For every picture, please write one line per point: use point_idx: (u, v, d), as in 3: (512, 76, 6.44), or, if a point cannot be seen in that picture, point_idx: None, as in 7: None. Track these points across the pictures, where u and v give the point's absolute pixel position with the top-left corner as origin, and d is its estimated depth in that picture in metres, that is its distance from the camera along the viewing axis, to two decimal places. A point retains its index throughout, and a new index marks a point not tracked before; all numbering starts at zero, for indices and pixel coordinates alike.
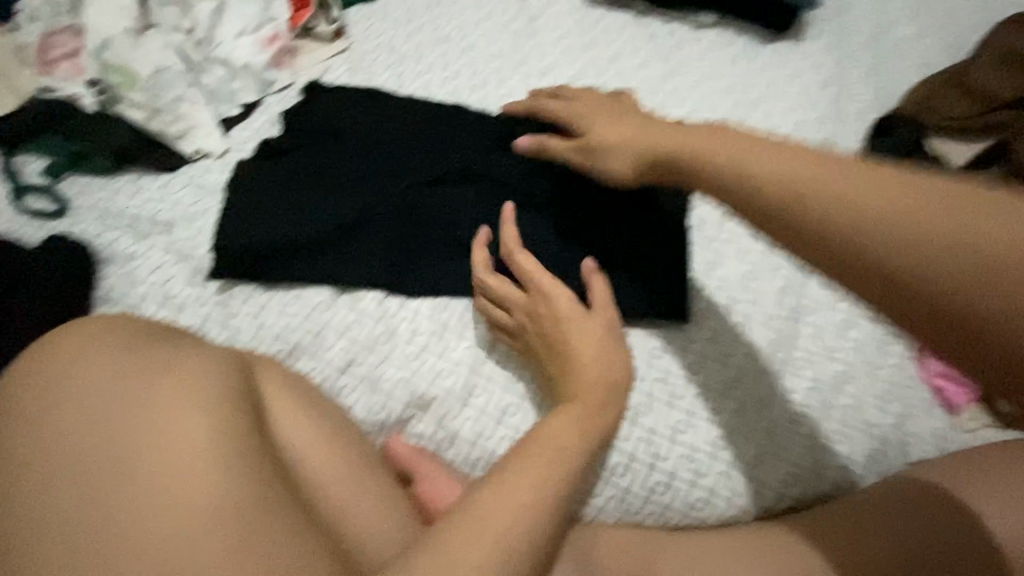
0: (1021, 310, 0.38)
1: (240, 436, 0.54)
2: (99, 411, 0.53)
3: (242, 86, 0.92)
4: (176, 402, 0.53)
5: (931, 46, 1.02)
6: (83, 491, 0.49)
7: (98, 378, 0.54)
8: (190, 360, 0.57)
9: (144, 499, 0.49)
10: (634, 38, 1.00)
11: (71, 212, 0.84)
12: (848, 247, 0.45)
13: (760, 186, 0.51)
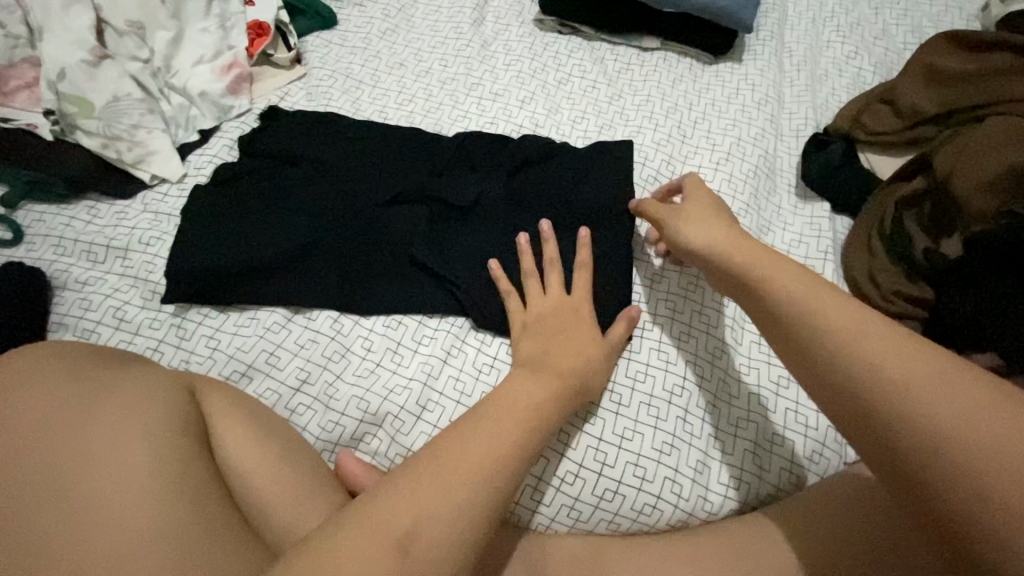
0: (968, 488, 0.44)
1: (182, 458, 0.55)
2: (38, 435, 0.53)
3: (200, 113, 0.95)
4: (117, 425, 0.54)
5: (862, 65, 1.08)
6: (16, 517, 0.49)
7: (38, 403, 0.55)
8: (135, 384, 0.58)
9: (77, 523, 0.49)
10: (582, 61, 1.04)
11: (27, 240, 0.85)
12: (843, 383, 0.52)
13: (783, 314, 0.59)
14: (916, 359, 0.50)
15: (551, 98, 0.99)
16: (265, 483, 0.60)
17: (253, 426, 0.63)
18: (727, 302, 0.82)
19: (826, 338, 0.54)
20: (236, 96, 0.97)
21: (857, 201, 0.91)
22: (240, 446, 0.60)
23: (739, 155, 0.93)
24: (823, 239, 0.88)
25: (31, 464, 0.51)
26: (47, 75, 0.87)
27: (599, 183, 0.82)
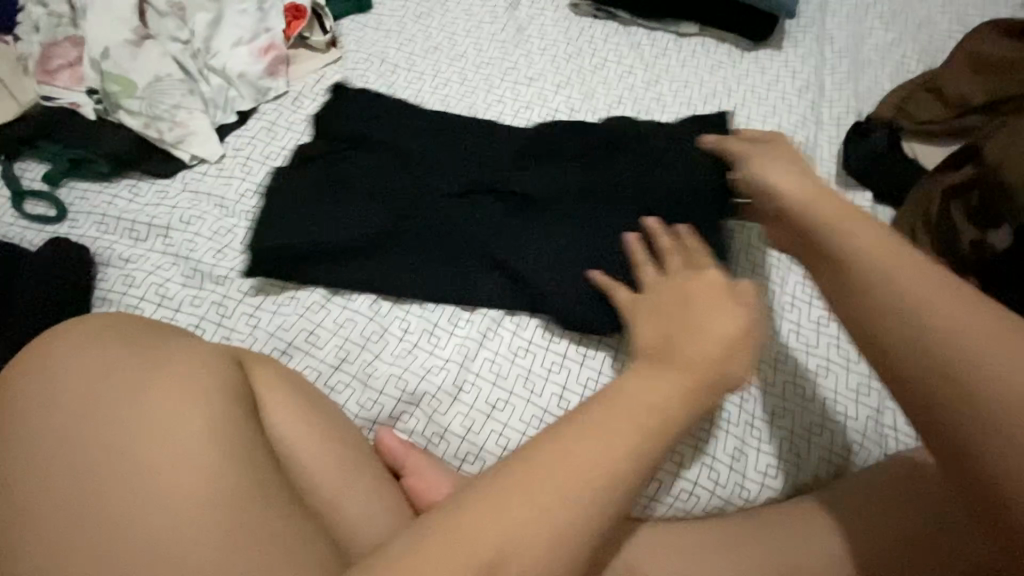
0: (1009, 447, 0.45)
1: (234, 428, 0.56)
2: (93, 405, 0.54)
3: (238, 94, 0.95)
4: (171, 394, 0.55)
5: (906, 52, 1.05)
6: (74, 484, 0.51)
7: (97, 372, 0.56)
8: (183, 355, 0.59)
9: (139, 489, 0.50)
10: (618, 46, 1.03)
11: (70, 216, 0.86)
12: (897, 338, 0.53)
13: (844, 266, 0.59)
14: (988, 328, 0.49)
15: (586, 83, 0.99)
16: (312, 456, 0.60)
17: (299, 400, 0.63)
18: (767, 291, 0.81)
19: (907, 308, 0.53)
20: (274, 78, 0.97)
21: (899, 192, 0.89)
22: (286, 419, 0.61)
23: None
24: None
25: (87, 433, 0.53)
26: (91, 56, 0.89)
27: (661, 175, 0.78)
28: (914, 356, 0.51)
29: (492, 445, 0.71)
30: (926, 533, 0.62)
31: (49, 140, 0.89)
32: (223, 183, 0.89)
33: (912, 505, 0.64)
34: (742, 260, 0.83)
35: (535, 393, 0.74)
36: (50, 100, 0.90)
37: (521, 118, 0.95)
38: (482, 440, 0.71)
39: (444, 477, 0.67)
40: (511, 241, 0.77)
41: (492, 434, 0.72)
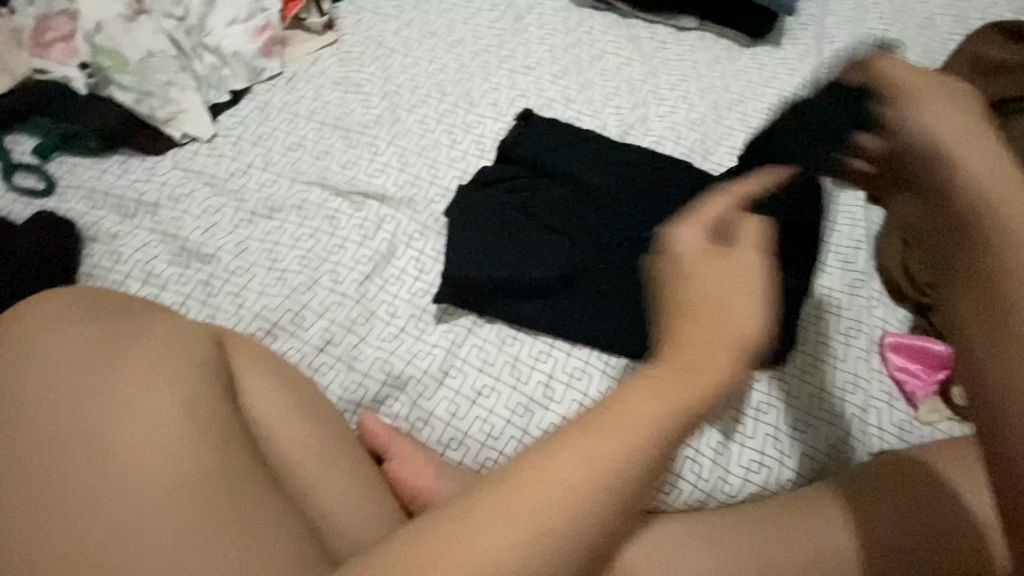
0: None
1: (213, 405, 0.55)
2: (66, 380, 0.54)
3: (232, 74, 0.94)
4: (150, 369, 0.54)
5: (905, 53, 1.05)
6: (43, 456, 0.51)
7: (76, 345, 0.56)
8: (159, 333, 0.58)
9: (114, 462, 0.50)
10: (617, 38, 1.02)
11: (59, 190, 0.85)
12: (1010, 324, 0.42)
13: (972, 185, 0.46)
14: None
15: (583, 73, 0.98)
16: (291, 436, 0.60)
17: (278, 381, 0.63)
18: None
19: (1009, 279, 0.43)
20: (269, 59, 0.96)
21: None
22: (264, 398, 0.60)
23: None
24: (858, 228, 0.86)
25: (58, 406, 0.52)
26: (85, 30, 0.89)
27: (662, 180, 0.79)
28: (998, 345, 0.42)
29: (476, 431, 0.71)
30: (887, 538, 0.61)
31: (39, 114, 0.89)
32: (213, 163, 0.88)
33: (884, 517, 0.62)
34: None
35: (520, 381, 0.73)
36: (41, 74, 0.89)
37: (517, 107, 0.94)
38: (467, 426, 0.71)
39: (426, 462, 0.67)
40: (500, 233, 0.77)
41: (476, 420, 0.72)
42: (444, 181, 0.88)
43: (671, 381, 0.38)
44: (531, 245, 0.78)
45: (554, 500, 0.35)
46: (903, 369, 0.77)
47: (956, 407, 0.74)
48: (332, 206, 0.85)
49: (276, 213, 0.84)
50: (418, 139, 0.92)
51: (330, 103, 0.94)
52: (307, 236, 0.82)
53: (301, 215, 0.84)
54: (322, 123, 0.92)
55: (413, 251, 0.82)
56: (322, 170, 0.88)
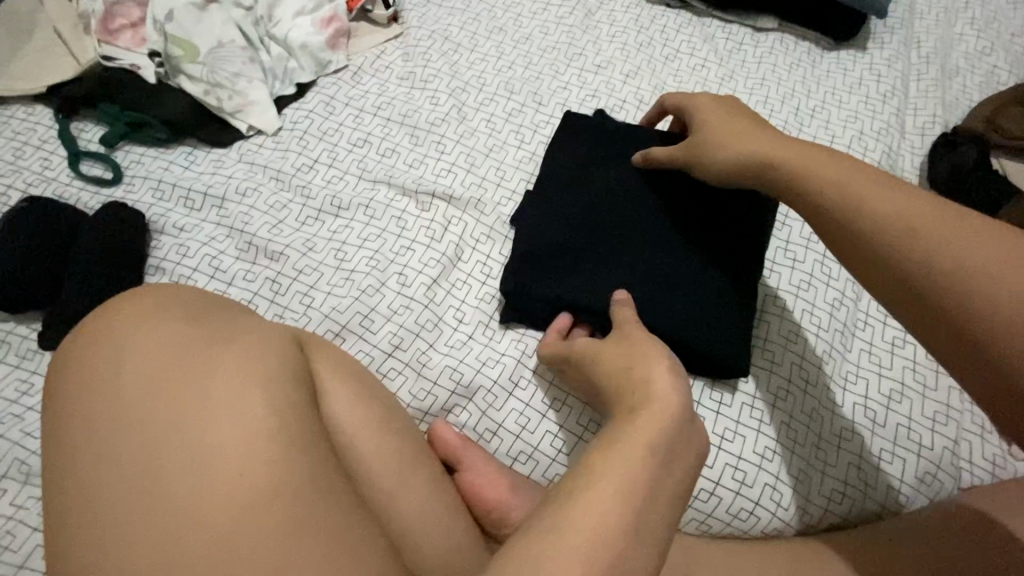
0: None
1: (297, 415, 0.54)
2: (154, 383, 0.53)
3: (298, 66, 0.93)
4: (236, 376, 0.53)
5: (998, 61, 0.99)
6: (131, 463, 0.49)
7: (161, 347, 0.54)
8: (243, 338, 0.57)
9: (203, 471, 0.49)
10: (692, 37, 0.98)
11: (126, 180, 0.85)
12: (957, 295, 0.47)
13: (861, 208, 0.54)
14: None
15: (657, 74, 0.94)
16: (373, 447, 0.58)
17: (360, 388, 0.61)
18: (841, 306, 0.77)
19: (953, 259, 0.48)
20: (335, 51, 0.94)
21: (989, 210, 0.83)
22: (344, 405, 0.59)
23: (861, 150, 0.87)
24: None
25: (147, 410, 0.51)
26: (155, 17, 0.87)
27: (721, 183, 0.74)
28: (963, 299, 0.47)
29: (546, 446, 0.69)
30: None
31: (106, 101, 0.88)
32: (279, 157, 0.87)
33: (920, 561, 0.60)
34: (816, 270, 0.79)
35: None
36: (109, 61, 0.88)
37: (587, 108, 0.91)
38: (536, 440, 0.69)
39: (498, 477, 0.65)
40: (584, 237, 0.73)
41: (547, 435, 0.69)
42: (511, 183, 0.85)
43: (961, 243, 0.48)
44: (612, 255, 0.72)
45: (617, 485, 0.39)
46: None
47: None
48: (399, 207, 0.83)
49: (343, 211, 0.82)
50: (486, 139, 0.89)
51: (396, 99, 0.92)
52: (374, 236, 0.80)
53: (368, 214, 0.82)
54: (388, 119, 0.90)
55: (481, 256, 0.80)
56: (389, 168, 0.86)
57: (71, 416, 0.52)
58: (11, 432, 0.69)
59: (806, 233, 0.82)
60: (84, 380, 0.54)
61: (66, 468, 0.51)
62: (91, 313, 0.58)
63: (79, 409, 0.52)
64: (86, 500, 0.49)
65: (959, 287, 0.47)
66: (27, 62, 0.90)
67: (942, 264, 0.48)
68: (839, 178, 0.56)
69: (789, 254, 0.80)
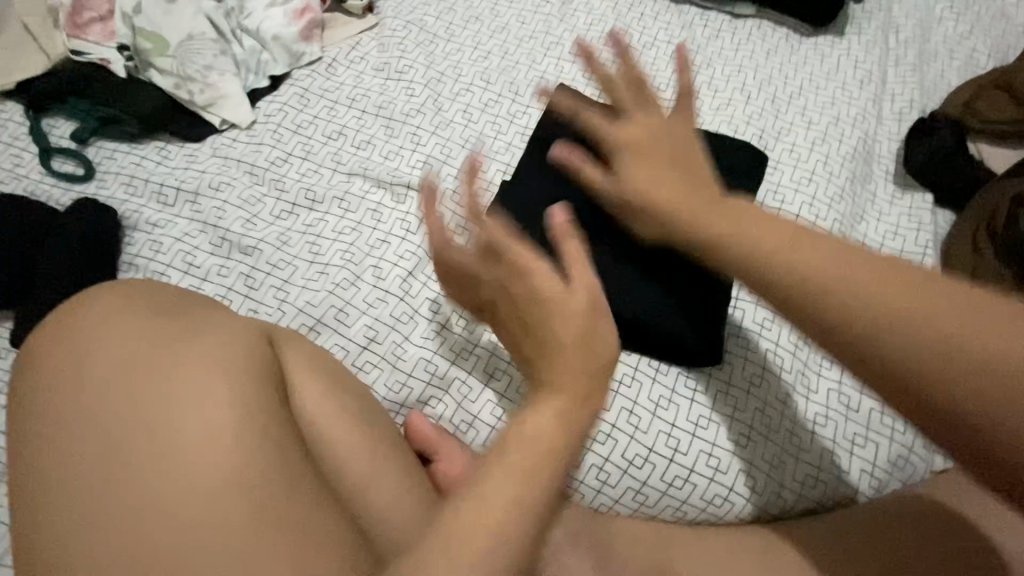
0: None
1: (266, 410, 0.54)
2: (122, 382, 0.52)
3: (272, 58, 0.91)
4: (203, 372, 0.53)
5: (976, 45, 0.98)
6: (96, 461, 0.49)
7: (127, 344, 0.54)
8: (209, 335, 0.56)
9: (169, 467, 0.49)
10: (669, 25, 0.97)
11: (98, 176, 0.84)
12: None
13: None
14: None
15: (634, 63, 0.94)
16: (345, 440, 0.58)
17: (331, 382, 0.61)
18: None
19: None
20: (309, 43, 0.93)
21: (964, 195, 0.83)
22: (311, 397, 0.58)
23: (838, 137, 0.86)
24: (922, 234, 0.82)
25: (116, 407, 0.51)
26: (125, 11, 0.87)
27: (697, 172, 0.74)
28: None
29: None
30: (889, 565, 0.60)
31: (77, 97, 0.87)
32: (253, 151, 0.86)
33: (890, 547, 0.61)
34: None
35: None
36: (79, 58, 0.87)
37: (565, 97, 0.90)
38: None
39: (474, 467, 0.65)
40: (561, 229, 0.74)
41: None
42: (487, 173, 0.85)
43: (830, 274, 0.43)
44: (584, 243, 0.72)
45: (519, 465, 0.42)
46: None
47: None
48: (375, 199, 0.82)
49: (318, 204, 0.82)
50: (462, 130, 0.88)
51: (371, 91, 0.91)
52: (349, 229, 0.80)
53: (343, 207, 0.81)
54: (363, 111, 0.89)
55: None
56: (364, 160, 0.85)
57: (38, 414, 0.52)
58: None
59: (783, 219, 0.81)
60: (50, 379, 0.53)
61: (32, 466, 0.51)
62: (57, 310, 0.58)
63: (46, 406, 0.52)
64: (53, 495, 0.49)
65: (880, 343, 0.40)
66: None
67: (870, 327, 0.40)
68: (705, 216, 0.51)
69: None
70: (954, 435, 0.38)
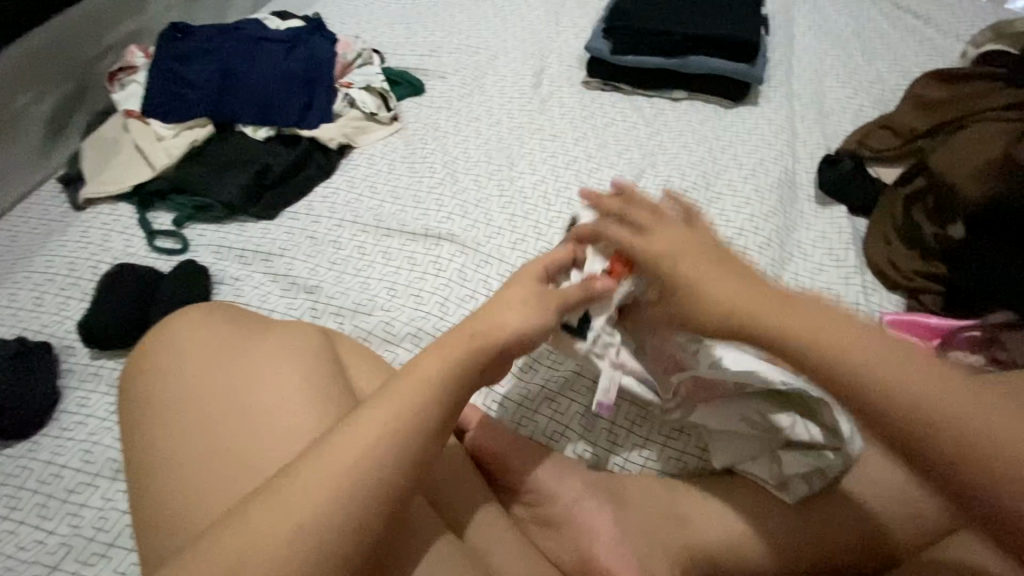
0: (963, 443, 0.54)
1: (331, 392, 0.61)
2: (188, 404, 0.60)
3: (328, 160, 1.20)
4: (275, 374, 0.61)
5: (866, 102, 1.26)
6: (209, 456, 0.56)
7: (249, 379, 0.61)
8: (276, 335, 0.66)
9: (260, 448, 0.56)
10: (623, 109, 1.27)
11: (191, 249, 1.08)
12: (952, 439, 0.55)
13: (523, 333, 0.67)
14: (909, 369, 0.58)
15: (600, 136, 1.21)
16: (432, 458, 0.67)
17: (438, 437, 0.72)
18: (768, 283, 0.96)
19: (921, 431, 0.56)
20: (349, 142, 1.23)
21: (869, 205, 1.06)
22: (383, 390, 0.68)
23: (763, 172, 1.11)
24: (844, 234, 1.03)
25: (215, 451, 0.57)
26: (193, 126, 1.21)
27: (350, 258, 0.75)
28: (930, 442, 0.55)
29: (547, 410, 0.85)
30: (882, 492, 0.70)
31: (180, 195, 1.14)
32: (313, 222, 1.10)
33: None
34: (742, 258, 0.98)
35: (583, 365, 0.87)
36: (191, 158, 1.19)
37: (549, 165, 1.16)
38: (536, 406, 0.85)
39: (506, 433, 0.77)
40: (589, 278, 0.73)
41: (543, 400, 0.85)
42: (495, 220, 1.07)
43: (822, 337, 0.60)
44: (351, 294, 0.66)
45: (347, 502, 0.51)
46: (900, 339, 0.90)
47: (957, 366, 0.86)
48: (410, 248, 1.04)
49: (367, 256, 1.04)
50: (474, 194, 1.12)
51: (400, 174, 1.17)
52: (392, 271, 1.01)
53: (386, 258, 1.03)
54: (394, 187, 1.14)
55: (482, 275, 0.99)
56: (399, 219, 1.08)
57: (174, 460, 0.57)
58: (104, 438, 0.85)
59: (729, 233, 1.02)
60: (146, 402, 0.62)
61: (171, 489, 0.56)
62: (154, 358, 0.64)
63: (185, 451, 0.57)
64: (142, 510, 0.57)
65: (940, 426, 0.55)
66: (113, 171, 1.18)
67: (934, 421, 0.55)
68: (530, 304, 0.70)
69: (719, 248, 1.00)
70: (927, 463, 0.56)
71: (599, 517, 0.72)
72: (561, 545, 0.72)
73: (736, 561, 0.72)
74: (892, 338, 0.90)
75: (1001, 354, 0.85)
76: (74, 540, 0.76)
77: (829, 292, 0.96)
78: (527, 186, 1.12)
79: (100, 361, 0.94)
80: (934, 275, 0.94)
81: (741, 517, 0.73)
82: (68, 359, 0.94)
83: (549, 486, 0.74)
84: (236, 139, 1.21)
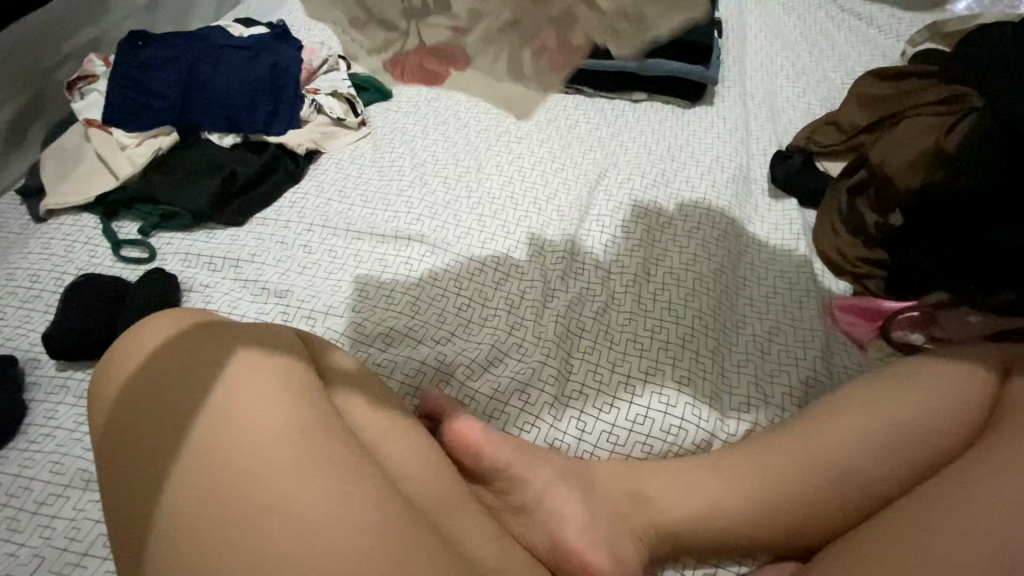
0: None
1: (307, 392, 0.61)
2: (157, 409, 0.59)
3: (298, 166, 1.21)
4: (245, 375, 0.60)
5: (814, 101, 1.33)
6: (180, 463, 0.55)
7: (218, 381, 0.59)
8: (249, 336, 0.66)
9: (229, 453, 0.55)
10: (585, 110, 1.31)
11: (159, 258, 1.08)
12: None
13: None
14: None
15: (564, 137, 1.24)
16: (408, 455, 0.68)
17: (397, 430, 0.69)
18: (723, 272, 1.01)
19: None
20: (317, 147, 1.23)
21: (818, 198, 1.12)
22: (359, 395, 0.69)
23: (718, 168, 1.17)
24: (795, 225, 1.09)
25: (148, 462, 0.56)
26: (158, 135, 1.21)
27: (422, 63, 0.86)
28: None
29: (518, 402, 0.87)
30: (834, 463, 0.75)
31: (145, 203, 1.14)
32: (282, 228, 1.11)
33: (848, 455, 0.75)
34: (699, 249, 1.03)
35: (551, 356, 0.91)
36: (157, 167, 1.18)
37: (515, 166, 1.19)
38: (507, 398, 0.87)
39: (479, 424, 0.78)
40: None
41: (514, 392, 0.88)
42: (465, 221, 1.09)
43: None
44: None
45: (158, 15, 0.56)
46: (847, 322, 0.97)
47: (899, 345, 0.93)
48: (381, 250, 1.06)
49: (338, 259, 1.05)
50: (443, 196, 1.14)
51: (369, 178, 1.18)
52: (362, 273, 1.03)
53: (356, 261, 1.05)
54: (364, 191, 1.16)
55: (452, 274, 1.02)
56: (369, 222, 1.10)
57: (145, 468, 0.56)
58: (73, 450, 0.84)
59: (687, 225, 1.07)
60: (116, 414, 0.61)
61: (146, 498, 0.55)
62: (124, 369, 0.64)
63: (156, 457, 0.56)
64: (118, 518, 0.56)
65: None
66: (75, 181, 1.16)
67: None
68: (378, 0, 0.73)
69: (677, 240, 1.05)
70: None
71: (568, 501, 0.75)
72: (533, 530, 0.75)
73: (700, 535, 0.76)
74: (841, 322, 0.97)
75: (938, 332, 0.91)
76: (46, 551, 0.75)
77: (782, 280, 1.02)
78: (494, 187, 1.15)
79: (66, 372, 0.93)
80: (877, 261, 1.00)
81: (706, 494, 0.76)
82: (33, 372, 0.93)
83: (521, 474, 0.76)
84: (202, 146, 1.21)
